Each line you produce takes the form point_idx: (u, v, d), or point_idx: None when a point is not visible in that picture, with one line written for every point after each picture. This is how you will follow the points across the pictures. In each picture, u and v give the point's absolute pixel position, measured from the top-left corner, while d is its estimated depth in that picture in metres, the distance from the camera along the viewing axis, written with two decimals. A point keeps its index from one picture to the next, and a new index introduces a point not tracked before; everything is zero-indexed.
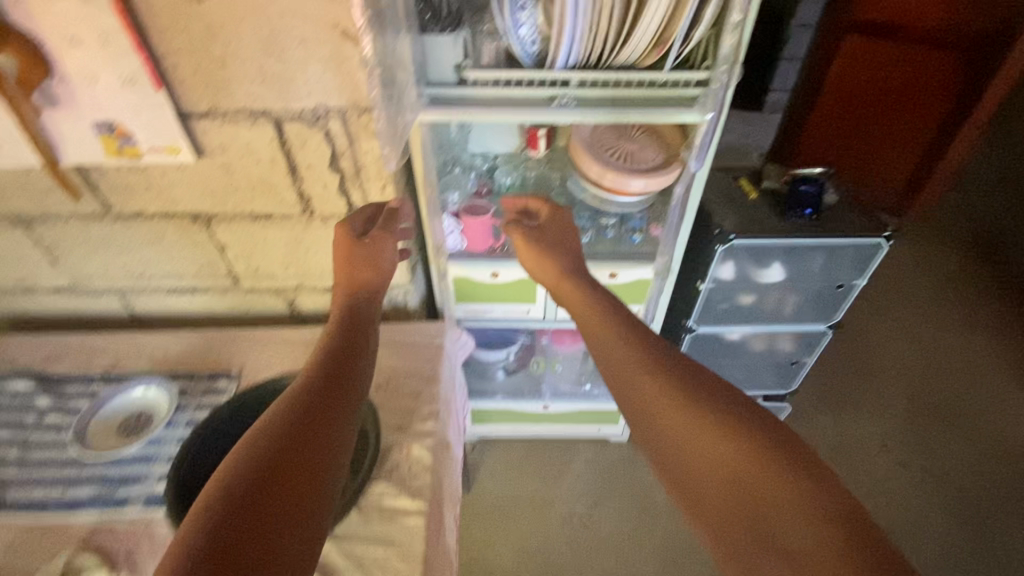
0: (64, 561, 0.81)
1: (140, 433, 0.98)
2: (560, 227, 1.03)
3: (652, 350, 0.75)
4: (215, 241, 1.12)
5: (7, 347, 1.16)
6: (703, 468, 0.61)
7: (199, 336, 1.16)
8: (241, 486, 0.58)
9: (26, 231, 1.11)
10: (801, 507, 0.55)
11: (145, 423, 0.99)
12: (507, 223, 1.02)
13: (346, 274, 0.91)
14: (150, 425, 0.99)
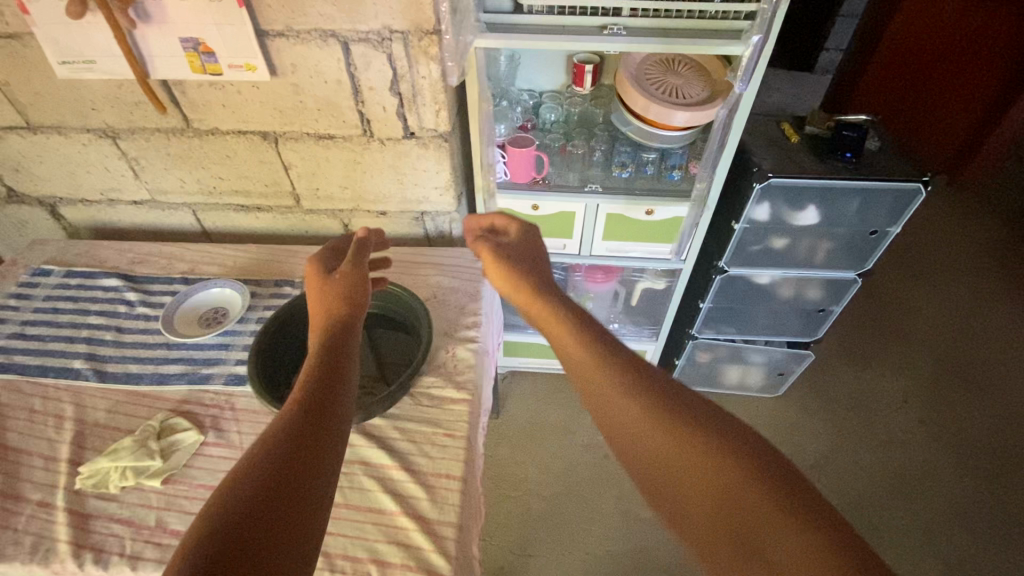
0: (163, 419, 0.93)
1: (222, 322, 1.10)
2: (528, 244, 1.00)
3: (615, 356, 0.71)
4: (281, 160, 1.21)
5: (98, 250, 1.29)
6: (681, 480, 0.57)
7: (265, 250, 1.29)
8: (228, 508, 0.55)
9: (115, 144, 1.22)
10: (786, 515, 0.51)
11: (224, 315, 1.11)
12: (474, 239, 0.99)
13: (328, 294, 0.88)
14: (228, 316, 1.10)
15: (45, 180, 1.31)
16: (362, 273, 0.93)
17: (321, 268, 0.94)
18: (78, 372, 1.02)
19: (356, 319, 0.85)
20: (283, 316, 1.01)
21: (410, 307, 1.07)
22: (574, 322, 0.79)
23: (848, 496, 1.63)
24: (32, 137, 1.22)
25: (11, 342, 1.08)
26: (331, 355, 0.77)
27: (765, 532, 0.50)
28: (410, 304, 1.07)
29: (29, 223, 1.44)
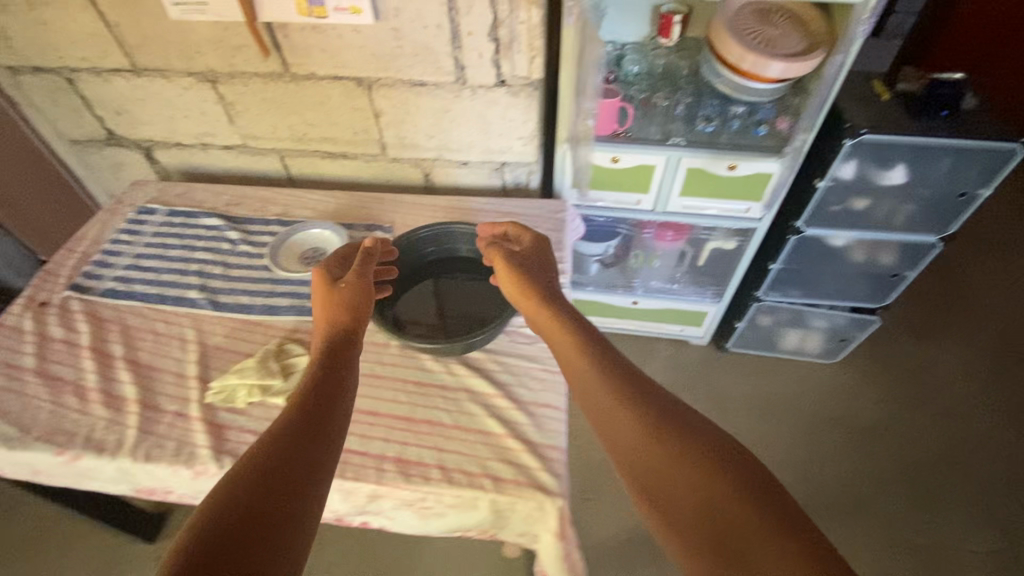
0: (278, 345, 1.00)
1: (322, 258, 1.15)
2: (539, 254, 1.00)
3: (620, 375, 0.75)
4: (373, 107, 1.24)
5: (195, 192, 1.36)
6: (670, 487, 0.61)
7: (352, 196, 1.33)
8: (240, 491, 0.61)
9: (214, 88, 1.26)
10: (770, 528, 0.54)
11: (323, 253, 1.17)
12: (488, 243, 1.00)
13: (331, 305, 0.89)
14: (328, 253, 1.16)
15: (145, 123, 1.37)
16: (368, 284, 0.94)
17: (328, 275, 0.94)
18: (194, 301, 1.09)
19: (356, 337, 0.87)
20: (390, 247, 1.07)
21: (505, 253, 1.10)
22: (583, 338, 0.82)
23: (881, 471, 1.62)
24: (136, 80, 1.27)
25: (129, 273, 1.15)
26: (335, 373, 0.80)
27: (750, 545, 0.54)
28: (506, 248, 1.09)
29: (124, 165, 1.51)
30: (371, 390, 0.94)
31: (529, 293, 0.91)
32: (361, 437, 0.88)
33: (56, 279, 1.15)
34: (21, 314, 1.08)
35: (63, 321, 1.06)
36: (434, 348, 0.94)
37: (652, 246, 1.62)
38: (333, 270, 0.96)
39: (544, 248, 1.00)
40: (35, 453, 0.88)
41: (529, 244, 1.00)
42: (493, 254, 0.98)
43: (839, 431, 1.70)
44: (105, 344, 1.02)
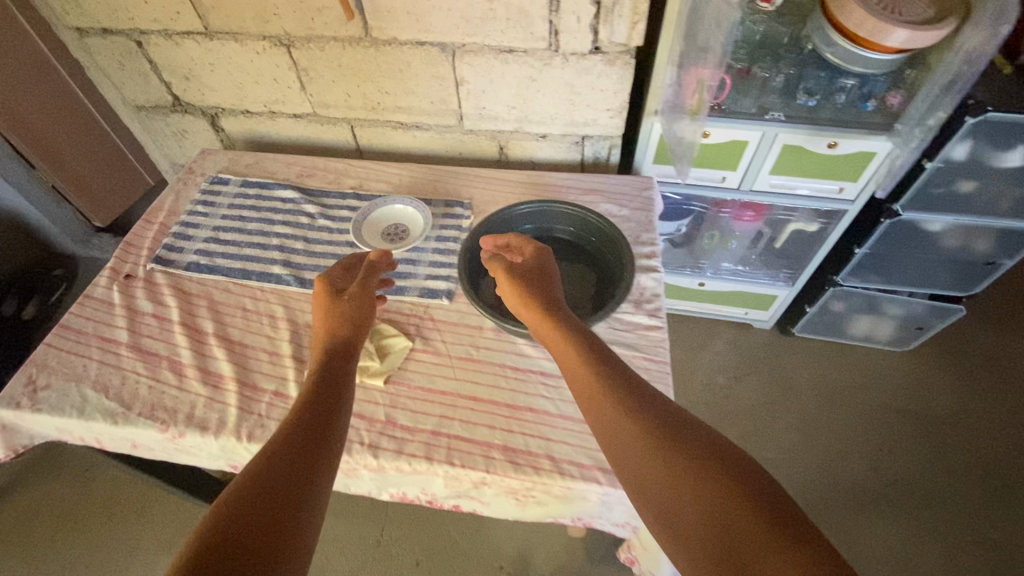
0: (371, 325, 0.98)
1: (405, 237, 1.12)
2: (541, 270, 0.91)
3: (619, 379, 0.70)
4: (455, 75, 1.18)
5: (266, 162, 1.32)
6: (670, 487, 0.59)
7: (428, 169, 1.29)
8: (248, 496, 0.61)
9: (288, 53, 1.21)
10: (770, 537, 0.52)
11: (405, 231, 1.13)
12: (489, 258, 0.93)
13: (332, 317, 0.88)
14: (411, 232, 1.13)
15: (213, 89, 1.32)
16: (370, 298, 0.93)
17: (330, 286, 0.93)
18: (279, 277, 1.07)
19: (352, 359, 0.84)
20: (484, 227, 1.02)
21: (603, 234, 1.01)
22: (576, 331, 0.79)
23: (946, 463, 1.56)
24: (208, 44, 1.22)
25: (209, 246, 1.13)
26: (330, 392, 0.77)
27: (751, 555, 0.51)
28: (605, 229, 1.00)
29: (188, 133, 1.46)
30: (470, 373, 0.92)
31: (532, 304, 0.84)
32: (465, 422, 0.86)
33: (138, 251, 1.13)
34: (107, 286, 1.07)
35: (151, 294, 1.05)
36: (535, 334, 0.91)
37: (727, 227, 1.54)
38: (336, 278, 0.95)
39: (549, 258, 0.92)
40: (139, 428, 0.87)
41: (532, 255, 0.92)
42: (494, 267, 0.92)
43: (908, 421, 1.63)
44: (196, 319, 1.01)
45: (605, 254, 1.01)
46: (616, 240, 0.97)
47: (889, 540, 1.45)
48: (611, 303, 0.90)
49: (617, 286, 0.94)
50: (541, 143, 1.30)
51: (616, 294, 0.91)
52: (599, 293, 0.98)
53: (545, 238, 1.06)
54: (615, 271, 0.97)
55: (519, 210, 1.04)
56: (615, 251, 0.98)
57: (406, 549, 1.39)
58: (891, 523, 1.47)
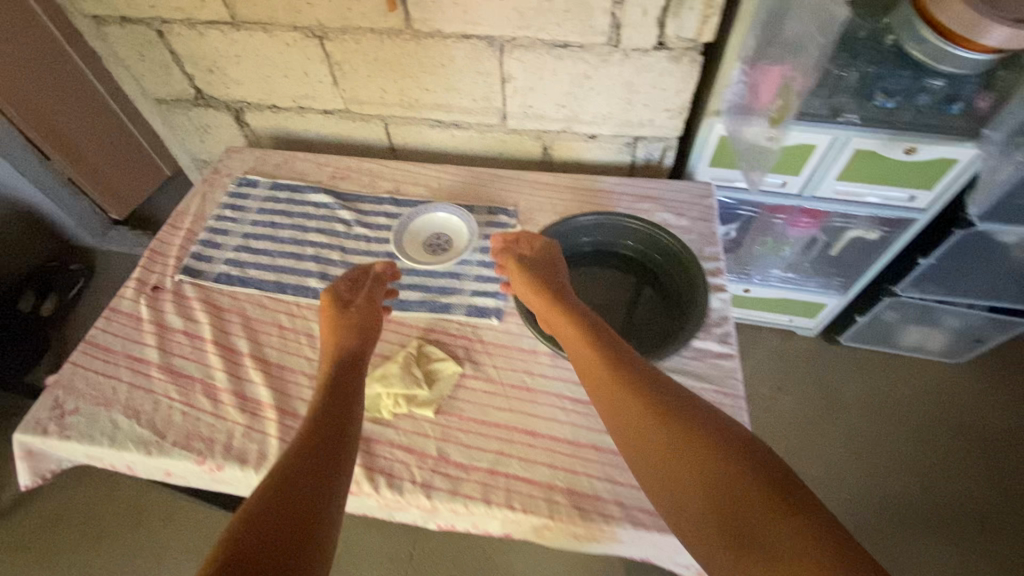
0: (418, 347, 0.91)
1: (449, 247, 1.05)
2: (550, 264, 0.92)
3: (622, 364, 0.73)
4: (502, 71, 1.09)
5: (295, 162, 1.24)
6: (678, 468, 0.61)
7: (468, 172, 1.21)
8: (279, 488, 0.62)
9: (321, 45, 1.12)
10: (772, 506, 0.54)
11: (449, 241, 1.06)
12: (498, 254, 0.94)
13: (339, 327, 0.87)
14: (455, 243, 1.05)
15: (238, 83, 1.24)
16: (377, 309, 0.92)
17: (336, 298, 0.92)
18: (317, 291, 1.00)
19: (362, 363, 0.83)
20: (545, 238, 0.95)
21: (671, 256, 0.94)
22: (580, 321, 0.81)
23: (995, 481, 1.49)
24: (234, 35, 1.13)
25: (240, 255, 1.06)
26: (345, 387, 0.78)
27: (754, 524, 0.54)
28: (675, 251, 0.93)
29: (211, 129, 1.38)
30: (527, 404, 0.85)
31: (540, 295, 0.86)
32: (525, 461, 0.79)
33: (165, 260, 1.06)
34: (134, 299, 1.00)
35: (180, 309, 0.99)
36: None
37: (782, 231, 1.44)
38: (341, 289, 0.94)
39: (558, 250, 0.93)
40: (174, 459, 0.82)
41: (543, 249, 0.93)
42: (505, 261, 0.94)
43: (960, 437, 1.56)
44: (229, 337, 0.94)
45: (672, 277, 0.94)
46: (688, 266, 0.90)
47: (940, 560, 1.38)
48: (681, 335, 0.84)
49: (686, 316, 0.87)
50: (589, 145, 1.21)
51: (687, 325, 0.84)
52: (663, 319, 0.91)
53: (606, 252, 0.99)
54: (684, 299, 0.90)
55: (581, 221, 0.97)
56: (685, 277, 0.91)
57: (440, 566, 1.35)
58: (944, 545, 1.40)
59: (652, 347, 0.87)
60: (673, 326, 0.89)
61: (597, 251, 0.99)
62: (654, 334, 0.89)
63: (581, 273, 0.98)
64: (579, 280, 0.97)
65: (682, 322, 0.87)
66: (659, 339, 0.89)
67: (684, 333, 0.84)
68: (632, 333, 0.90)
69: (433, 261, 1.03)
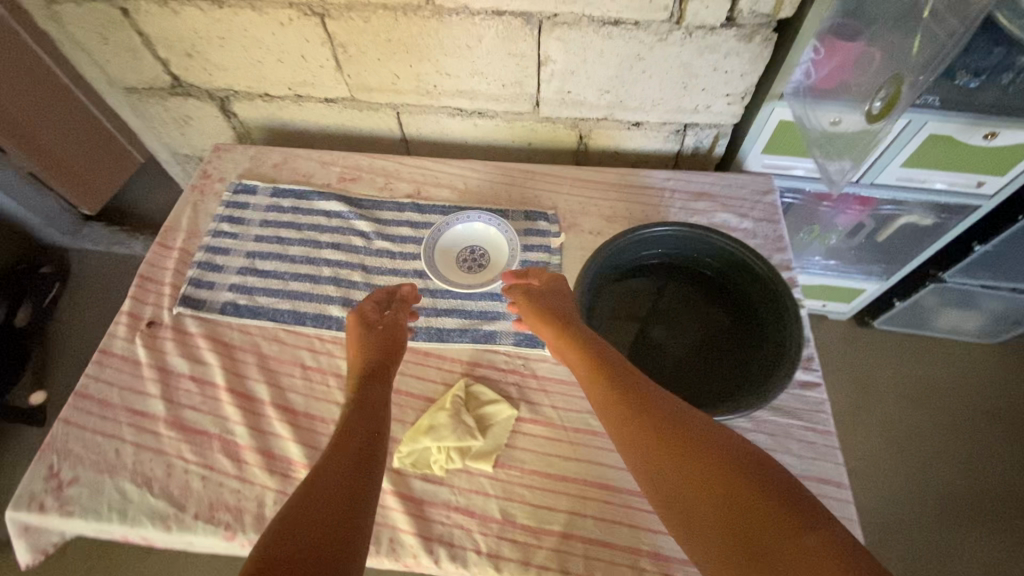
0: (466, 386, 0.81)
1: (486, 264, 0.93)
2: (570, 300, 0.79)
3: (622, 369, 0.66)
4: (538, 52, 0.93)
5: (297, 162, 1.08)
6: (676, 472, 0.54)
7: (497, 169, 1.06)
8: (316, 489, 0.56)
9: (322, 24, 0.94)
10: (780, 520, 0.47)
11: (485, 255, 0.93)
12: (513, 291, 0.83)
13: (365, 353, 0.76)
14: (493, 258, 0.93)
15: (223, 69, 1.06)
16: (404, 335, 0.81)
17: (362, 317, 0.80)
18: (341, 321, 0.88)
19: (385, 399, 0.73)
20: (610, 252, 0.81)
21: (757, 284, 0.79)
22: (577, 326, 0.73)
23: None
24: (217, 13, 0.95)
25: (246, 279, 0.93)
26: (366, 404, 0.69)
27: (762, 533, 0.47)
28: (764, 277, 0.78)
29: (193, 120, 1.20)
30: (597, 451, 0.76)
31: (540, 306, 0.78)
32: (602, 521, 0.70)
33: (159, 287, 0.92)
34: (129, 338, 0.87)
35: (184, 348, 0.86)
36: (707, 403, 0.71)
37: (829, 219, 1.34)
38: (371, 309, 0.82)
39: (590, 267, 0.80)
40: (197, 534, 0.71)
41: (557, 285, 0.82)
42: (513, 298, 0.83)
43: (997, 424, 1.52)
44: (245, 381, 0.82)
45: (758, 308, 0.79)
46: (780, 298, 0.75)
47: (981, 553, 1.35)
48: (768, 383, 0.70)
49: (774, 359, 0.73)
50: (632, 134, 1.08)
51: (777, 371, 0.70)
52: (744, 357, 0.77)
53: (679, 270, 0.86)
54: (771, 336, 0.76)
55: (655, 233, 0.82)
56: (774, 311, 0.76)
57: None
58: (985, 536, 1.37)
59: (729, 391, 0.74)
60: (756, 367, 0.75)
61: (668, 268, 0.86)
62: (733, 374, 0.75)
63: (652, 293, 0.85)
64: (644, 301, 0.84)
65: (769, 366, 0.73)
66: (738, 381, 0.75)
67: (771, 380, 0.70)
68: (705, 372, 0.76)
69: (474, 284, 0.90)
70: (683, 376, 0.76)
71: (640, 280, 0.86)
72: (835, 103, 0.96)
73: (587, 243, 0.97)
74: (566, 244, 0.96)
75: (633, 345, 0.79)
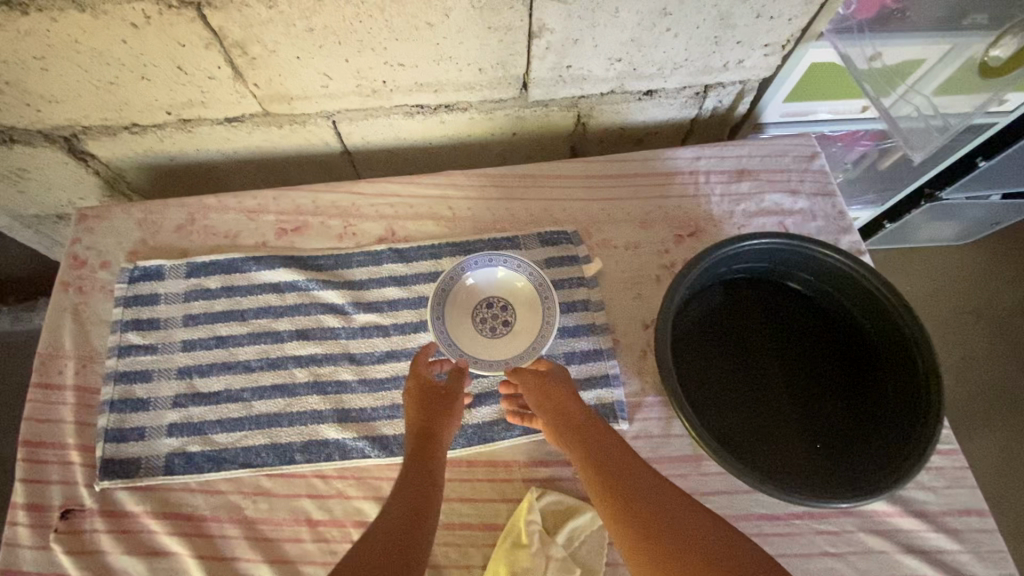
0: (536, 500, 0.62)
1: (513, 321, 0.70)
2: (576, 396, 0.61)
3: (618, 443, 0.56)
4: (529, 21, 0.67)
5: (210, 217, 0.78)
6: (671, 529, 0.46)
7: (487, 180, 0.82)
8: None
9: (202, 17, 0.61)
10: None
11: (510, 308, 0.71)
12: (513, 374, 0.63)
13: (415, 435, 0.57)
14: (520, 311, 0.70)
15: (57, 100, 0.70)
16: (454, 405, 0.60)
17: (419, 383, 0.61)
18: (342, 447, 0.65)
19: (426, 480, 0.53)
20: (695, 277, 0.63)
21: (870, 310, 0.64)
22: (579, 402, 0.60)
23: (1017, 352, 1.51)
24: (19, 22, 0.59)
25: (190, 413, 0.66)
26: (418, 478, 0.52)
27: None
28: (877, 301, 0.63)
29: (32, 174, 0.83)
30: None
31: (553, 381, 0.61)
32: None
33: (62, 455, 0.64)
34: (41, 546, 0.60)
35: (128, 540, 0.60)
36: (851, 480, 0.55)
37: (839, 156, 1.23)
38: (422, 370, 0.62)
39: (674, 299, 0.61)
40: None
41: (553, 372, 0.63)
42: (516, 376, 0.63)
43: (980, 323, 1.55)
44: (235, 567, 0.59)
45: (871, 340, 0.64)
46: (908, 333, 0.60)
47: (991, 451, 1.40)
48: (905, 448, 0.55)
49: (901, 412, 0.58)
50: (642, 106, 0.86)
51: (913, 432, 0.56)
52: (854, 401, 0.62)
53: (763, 285, 0.69)
54: (892, 380, 0.61)
55: (743, 248, 0.64)
56: (892, 340, 0.62)
57: None
58: (990, 437, 1.42)
59: (844, 449, 0.60)
60: (875, 419, 0.60)
61: (750, 284, 0.69)
62: (843, 424, 0.61)
63: (744, 316, 0.67)
64: (730, 333, 0.66)
65: (897, 412, 0.59)
66: (850, 434, 0.61)
67: (910, 443, 0.55)
68: (811, 422, 0.62)
69: (507, 356, 0.68)
70: (789, 431, 0.61)
71: (719, 302, 0.67)
72: (887, 31, 0.80)
73: (625, 263, 0.77)
74: (602, 269, 0.76)
75: (726, 398, 0.63)
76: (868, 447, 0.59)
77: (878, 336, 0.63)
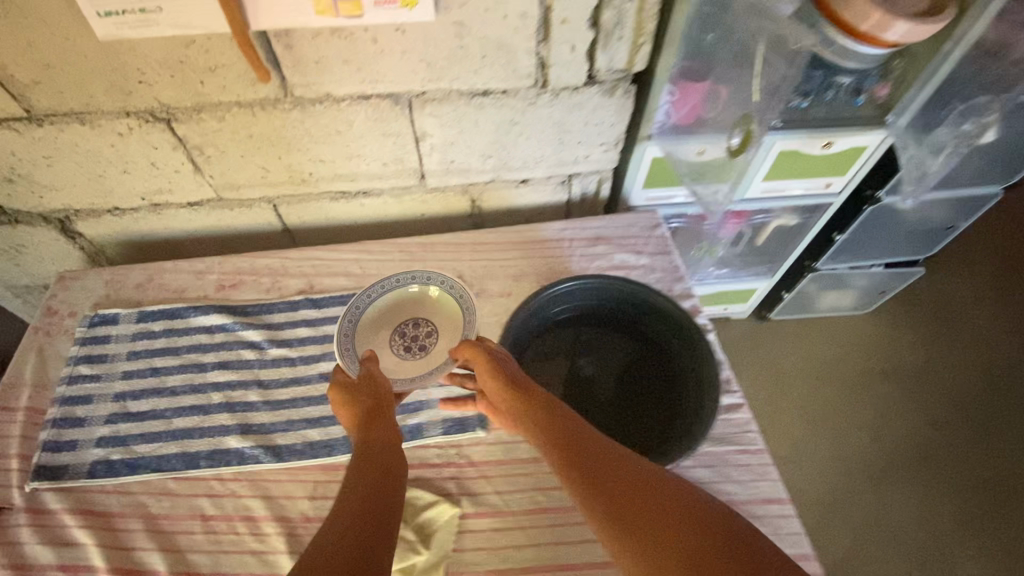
0: None
1: (428, 322, 0.83)
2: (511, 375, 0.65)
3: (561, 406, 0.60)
4: (413, 129, 0.92)
5: (164, 276, 0.97)
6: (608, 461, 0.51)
7: (393, 247, 1.02)
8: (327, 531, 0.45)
9: (171, 130, 0.86)
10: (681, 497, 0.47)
11: (420, 321, 0.83)
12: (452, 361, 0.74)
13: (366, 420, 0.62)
14: (431, 318, 0.83)
15: (54, 188, 0.93)
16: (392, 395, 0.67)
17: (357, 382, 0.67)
18: (241, 454, 0.77)
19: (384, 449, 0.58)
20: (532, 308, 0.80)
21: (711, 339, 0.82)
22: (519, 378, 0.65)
23: (923, 410, 1.63)
24: (36, 132, 0.83)
25: (118, 427, 0.79)
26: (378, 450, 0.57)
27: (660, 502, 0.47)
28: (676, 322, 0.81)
29: (27, 249, 1.03)
30: (550, 530, 0.72)
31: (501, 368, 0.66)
32: None
33: (3, 463, 0.76)
34: None
35: (45, 533, 0.70)
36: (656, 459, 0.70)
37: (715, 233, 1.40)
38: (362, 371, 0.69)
39: (514, 323, 0.78)
40: None
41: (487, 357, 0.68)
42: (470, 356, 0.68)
43: (887, 384, 1.68)
44: (133, 555, 0.69)
45: (677, 354, 0.81)
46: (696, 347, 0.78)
47: (907, 507, 1.46)
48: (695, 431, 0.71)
49: (696, 407, 0.74)
50: (520, 191, 1.09)
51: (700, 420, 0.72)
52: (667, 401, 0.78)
53: (598, 317, 0.86)
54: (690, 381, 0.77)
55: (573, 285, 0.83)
56: (688, 350, 0.79)
57: None
58: (904, 493, 1.49)
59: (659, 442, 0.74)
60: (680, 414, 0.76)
61: (588, 317, 0.86)
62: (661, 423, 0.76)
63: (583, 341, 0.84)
64: (573, 353, 0.83)
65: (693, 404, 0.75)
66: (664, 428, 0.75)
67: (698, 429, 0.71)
68: (633, 422, 0.76)
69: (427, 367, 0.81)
70: (619, 428, 0.76)
71: (564, 334, 0.85)
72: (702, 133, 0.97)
73: (498, 307, 0.95)
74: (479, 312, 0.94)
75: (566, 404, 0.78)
76: (676, 438, 0.73)
77: (680, 351, 0.80)
